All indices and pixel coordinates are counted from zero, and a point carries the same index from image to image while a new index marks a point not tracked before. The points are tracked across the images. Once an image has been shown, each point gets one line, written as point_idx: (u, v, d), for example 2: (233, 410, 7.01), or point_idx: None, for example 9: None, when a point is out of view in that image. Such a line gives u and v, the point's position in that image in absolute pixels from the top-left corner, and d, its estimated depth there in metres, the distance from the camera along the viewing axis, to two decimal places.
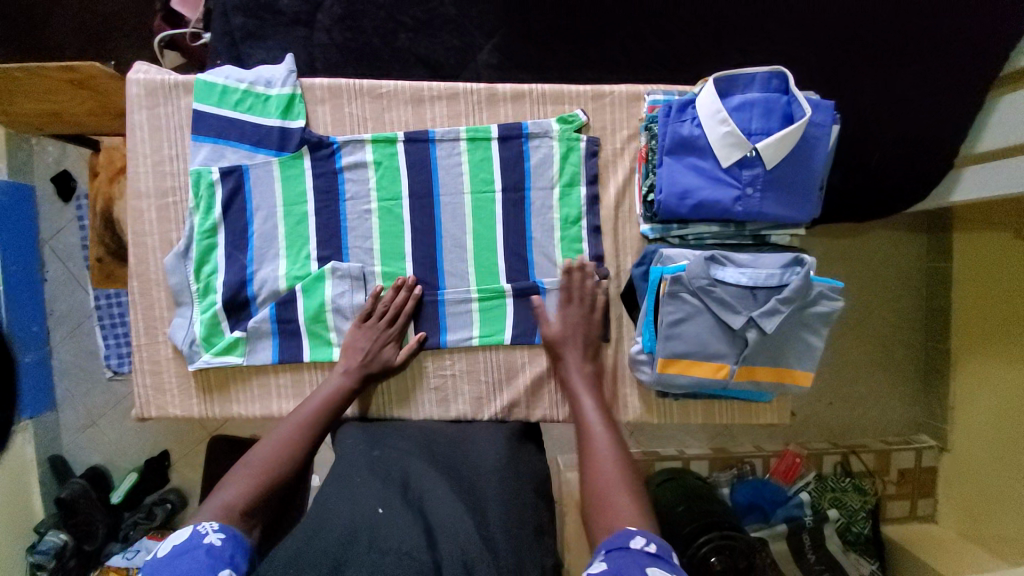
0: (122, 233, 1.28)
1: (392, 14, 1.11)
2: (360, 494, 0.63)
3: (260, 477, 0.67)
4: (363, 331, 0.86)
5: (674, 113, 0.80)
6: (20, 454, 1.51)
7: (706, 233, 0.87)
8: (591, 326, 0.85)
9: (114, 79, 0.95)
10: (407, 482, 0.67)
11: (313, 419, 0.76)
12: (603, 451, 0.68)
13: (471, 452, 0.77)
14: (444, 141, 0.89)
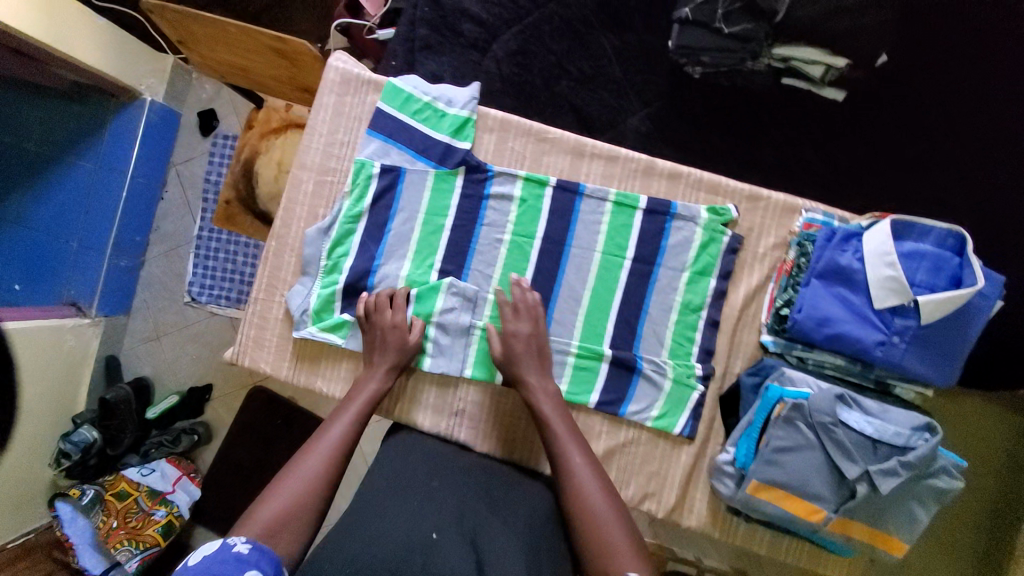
0: (255, 185, 1.37)
1: (560, 61, 1.23)
2: (420, 515, 0.73)
3: (301, 507, 0.73)
4: (381, 336, 0.88)
5: (836, 240, 0.79)
6: (83, 346, 1.64)
7: (828, 364, 0.84)
8: (533, 337, 0.86)
9: (313, 59, 0.99)
10: (466, 513, 0.75)
11: (346, 437, 0.81)
12: (587, 497, 0.74)
13: (521, 500, 0.80)
14: (591, 197, 0.91)
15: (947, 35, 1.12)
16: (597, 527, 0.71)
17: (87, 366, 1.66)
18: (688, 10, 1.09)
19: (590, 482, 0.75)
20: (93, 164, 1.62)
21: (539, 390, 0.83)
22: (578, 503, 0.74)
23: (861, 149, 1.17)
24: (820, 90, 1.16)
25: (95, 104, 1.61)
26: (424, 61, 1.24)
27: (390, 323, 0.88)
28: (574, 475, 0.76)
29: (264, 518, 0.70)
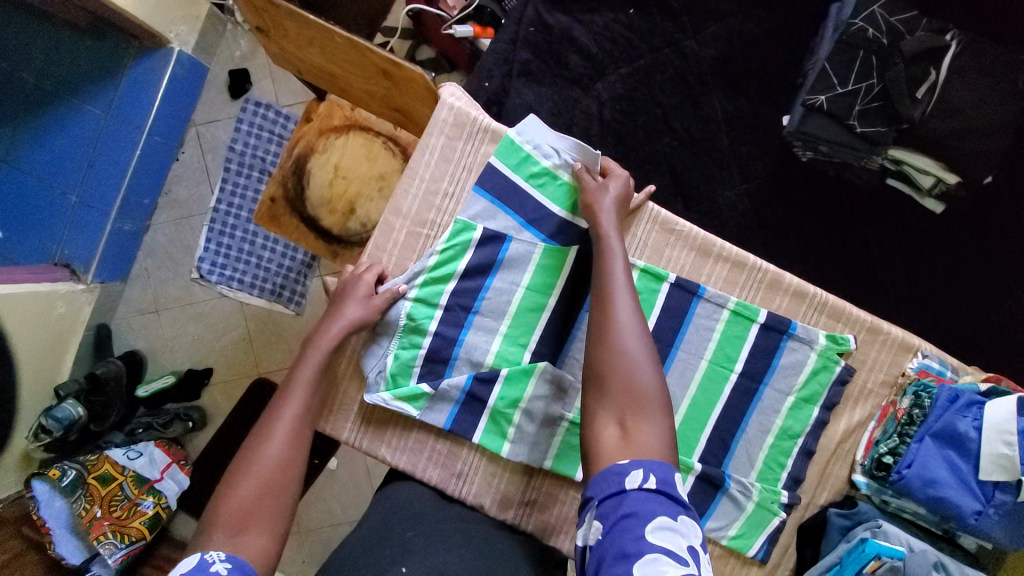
0: (307, 185, 1.25)
1: (666, 116, 1.15)
2: (396, 557, 0.69)
3: (265, 495, 0.70)
4: (346, 292, 0.83)
5: (957, 404, 0.77)
6: (75, 313, 1.49)
7: (907, 509, 0.83)
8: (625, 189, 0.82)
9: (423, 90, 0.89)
10: (433, 547, 0.72)
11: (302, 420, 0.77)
12: (624, 336, 0.68)
13: (503, 551, 0.79)
14: (709, 302, 0.85)
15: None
16: (629, 365, 0.66)
17: (77, 333, 1.51)
18: (825, 99, 1.02)
19: (628, 323, 0.69)
20: (102, 112, 1.43)
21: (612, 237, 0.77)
22: (613, 340, 0.68)
23: (959, 261, 1.11)
24: (921, 200, 1.11)
25: (111, 44, 1.41)
26: (521, 88, 1.13)
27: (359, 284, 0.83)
28: (614, 315, 0.70)
29: (224, 514, 0.67)
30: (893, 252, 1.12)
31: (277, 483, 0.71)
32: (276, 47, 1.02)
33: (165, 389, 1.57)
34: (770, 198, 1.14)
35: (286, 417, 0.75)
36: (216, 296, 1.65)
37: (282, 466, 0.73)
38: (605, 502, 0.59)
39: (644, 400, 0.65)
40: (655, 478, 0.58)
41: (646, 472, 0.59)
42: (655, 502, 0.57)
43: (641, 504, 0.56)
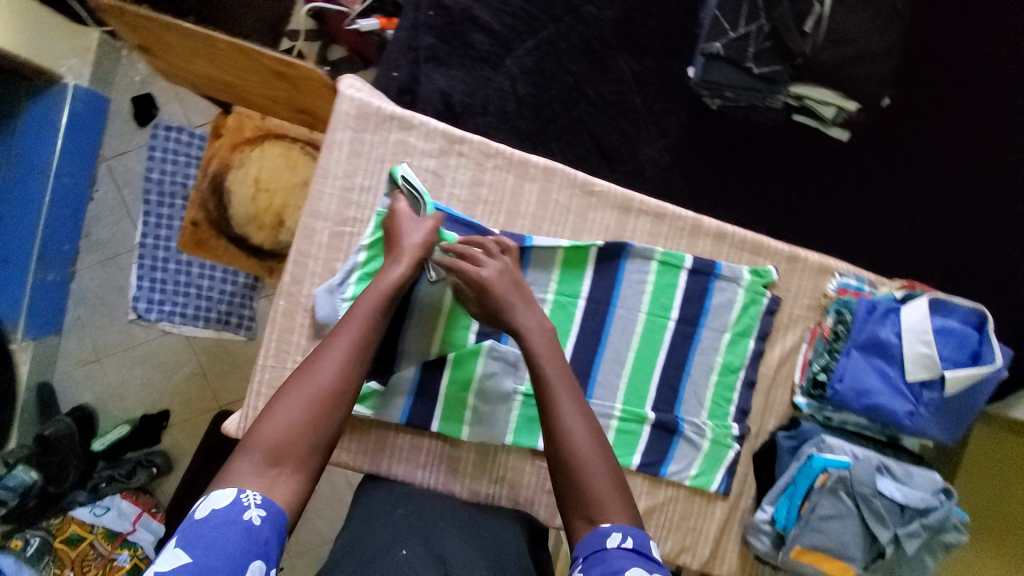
0: (227, 204, 1.20)
1: (579, 82, 1.16)
2: (392, 537, 0.70)
3: (306, 430, 0.63)
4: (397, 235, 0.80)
5: (876, 314, 0.81)
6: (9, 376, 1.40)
7: (850, 422, 0.88)
8: (512, 272, 0.79)
9: (322, 87, 0.86)
10: (432, 527, 0.73)
11: (357, 347, 0.70)
12: (570, 436, 0.67)
13: (495, 524, 0.80)
14: (637, 256, 0.87)
15: (949, 78, 1.15)
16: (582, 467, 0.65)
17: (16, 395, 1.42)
18: (721, 45, 1.05)
19: (575, 422, 0.67)
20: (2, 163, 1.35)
21: (529, 328, 0.75)
22: (565, 443, 0.66)
23: (871, 182, 1.17)
24: (827, 130, 1.17)
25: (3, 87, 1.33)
26: (431, 74, 1.12)
27: (409, 223, 0.80)
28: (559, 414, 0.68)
29: (264, 441, 0.61)
30: (810, 184, 1.18)
31: (318, 420, 0.65)
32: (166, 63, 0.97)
33: (122, 440, 1.50)
34: (693, 149, 1.17)
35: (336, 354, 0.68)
36: (160, 334, 1.57)
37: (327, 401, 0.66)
38: (588, 558, 0.59)
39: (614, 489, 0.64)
40: (633, 539, 0.59)
41: (625, 533, 0.60)
42: (635, 560, 0.57)
43: (620, 559, 0.57)
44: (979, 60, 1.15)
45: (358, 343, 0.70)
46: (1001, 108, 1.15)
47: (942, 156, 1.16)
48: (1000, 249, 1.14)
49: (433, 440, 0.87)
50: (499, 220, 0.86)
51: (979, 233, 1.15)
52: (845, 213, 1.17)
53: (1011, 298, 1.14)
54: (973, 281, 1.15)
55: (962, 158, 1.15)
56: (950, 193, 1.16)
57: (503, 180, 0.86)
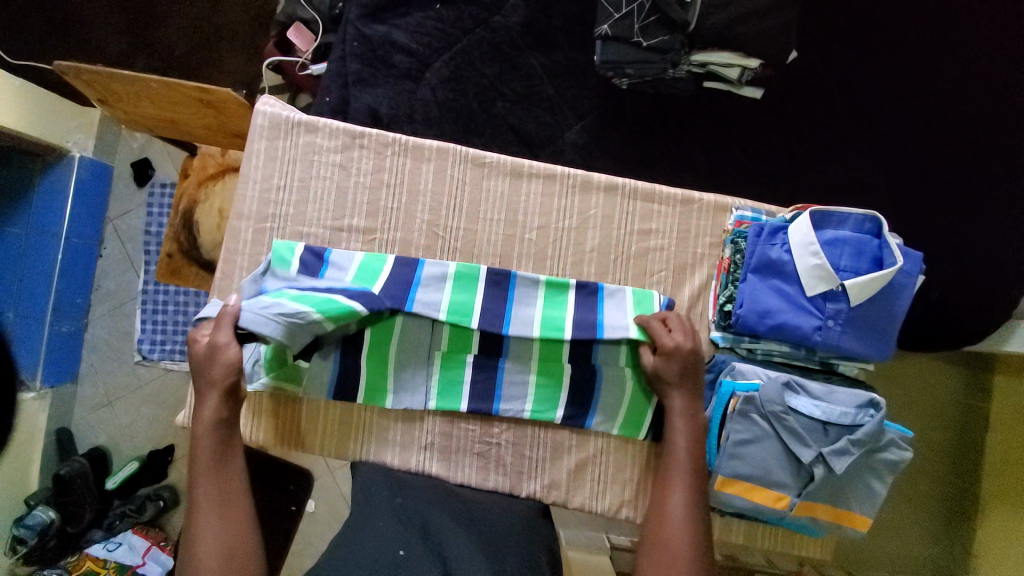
0: (197, 235, 1.33)
1: (493, 83, 1.23)
2: (387, 534, 0.75)
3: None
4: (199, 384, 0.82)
5: (764, 236, 0.83)
6: (30, 423, 1.47)
7: (775, 352, 0.87)
8: (691, 356, 0.82)
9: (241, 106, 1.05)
10: (427, 518, 0.80)
11: (225, 501, 0.77)
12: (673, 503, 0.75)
13: (487, 508, 0.86)
14: (536, 217, 0.94)
15: (857, 21, 1.15)
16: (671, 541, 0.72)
17: (36, 442, 1.49)
18: (608, 26, 1.09)
19: (680, 496, 0.75)
20: (19, 229, 1.43)
21: (679, 407, 0.81)
22: (660, 514, 0.75)
23: (799, 131, 1.16)
24: (739, 90, 1.17)
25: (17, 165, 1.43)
26: (359, 94, 1.20)
27: (205, 359, 0.82)
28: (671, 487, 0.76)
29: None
30: (742, 142, 1.18)
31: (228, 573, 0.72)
32: (122, 112, 1.23)
33: (133, 475, 1.50)
34: (622, 128, 1.21)
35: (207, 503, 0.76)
36: (163, 373, 1.60)
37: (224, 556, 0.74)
38: None
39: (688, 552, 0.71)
40: None
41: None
42: None
43: None
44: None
45: (224, 498, 0.78)
46: (919, 41, 1.12)
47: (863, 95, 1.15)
48: (952, 171, 1.08)
49: (369, 417, 0.93)
50: (394, 251, 0.94)
51: (926, 159, 1.10)
52: (779, 168, 1.16)
53: (977, 221, 1.06)
54: (928, 210, 1.09)
55: (888, 93, 1.13)
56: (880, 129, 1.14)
57: (402, 164, 0.95)
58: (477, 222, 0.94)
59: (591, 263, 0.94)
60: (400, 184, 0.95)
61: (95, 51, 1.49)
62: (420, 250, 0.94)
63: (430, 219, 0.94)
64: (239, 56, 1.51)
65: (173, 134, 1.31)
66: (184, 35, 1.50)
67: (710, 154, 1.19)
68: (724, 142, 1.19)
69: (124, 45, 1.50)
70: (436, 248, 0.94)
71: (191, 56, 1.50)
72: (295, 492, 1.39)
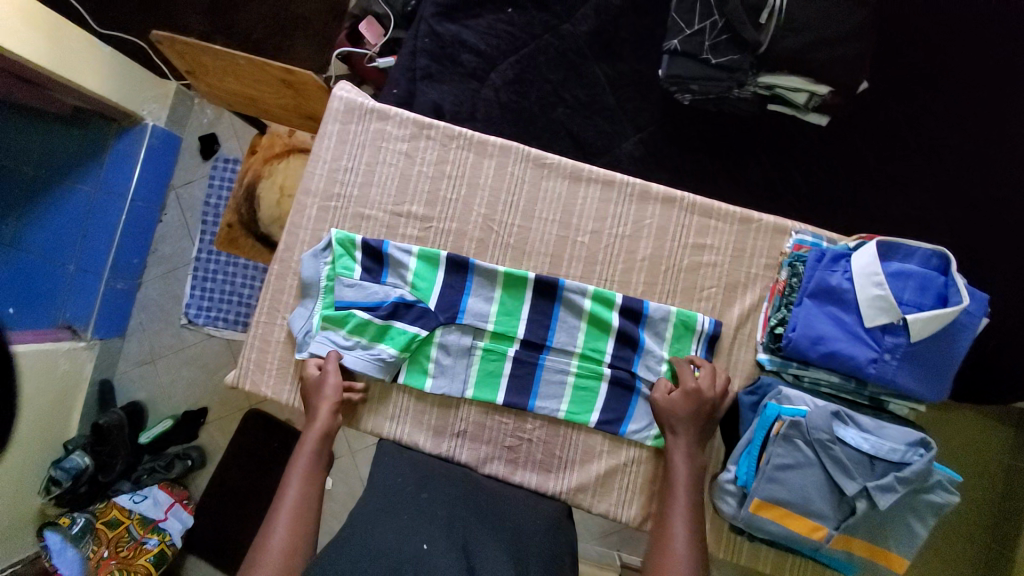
0: (256, 208, 1.39)
1: (555, 89, 1.23)
2: (410, 525, 0.76)
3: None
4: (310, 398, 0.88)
5: (825, 261, 0.83)
6: (77, 370, 1.52)
7: (822, 381, 0.85)
8: (705, 402, 0.84)
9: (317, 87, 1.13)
10: (454, 517, 0.79)
11: (302, 507, 0.79)
12: (677, 540, 0.76)
13: (515, 507, 0.86)
14: (591, 221, 0.95)
15: (939, 55, 1.10)
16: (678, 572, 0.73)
17: (82, 390, 1.54)
18: (678, 42, 1.09)
19: (681, 534, 0.76)
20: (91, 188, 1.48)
21: (676, 446, 0.84)
22: (662, 546, 0.76)
23: (866, 163, 1.12)
24: (804, 116, 1.14)
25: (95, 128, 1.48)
26: (425, 89, 1.24)
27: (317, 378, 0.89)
28: (674, 525, 0.78)
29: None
30: (800, 169, 1.16)
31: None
32: (205, 85, 1.33)
33: (165, 434, 1.54)
34: (680, 143, 1.20)
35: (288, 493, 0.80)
36: (205, 338, 1.65)
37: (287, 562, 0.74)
38: None
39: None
40: None
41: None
42: None
43: None
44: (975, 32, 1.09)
45: (303, 506, 0.79)
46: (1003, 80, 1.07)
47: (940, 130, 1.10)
48: None
49: (404, 398, 0.95)
50: (448, 242, 0.97)
51: (1001, 204, 1.05)
52: (840, 196, 1.13)
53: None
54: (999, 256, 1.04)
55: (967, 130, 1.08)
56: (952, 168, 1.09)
57: (464, 157, 0.98)
58: (532, 220, 0.96)
59: (640, 272, 0.94)
60: (461, 177, 0.97)
61: (183, 30, 1.59)
62: (472, 242, 0.97)
63: (487, 212, 0.97)
64: (313, 44, 1.58)
65: (248, 110, 1.38)
66: (264, 23, 1.59)
67: (767, 178, 1.17)
68: (785, 166, 1.17)
69: (208, 27, 1.59)
70: (489, 242, 0.96)
71: (269, 42, 1.58)
72: None
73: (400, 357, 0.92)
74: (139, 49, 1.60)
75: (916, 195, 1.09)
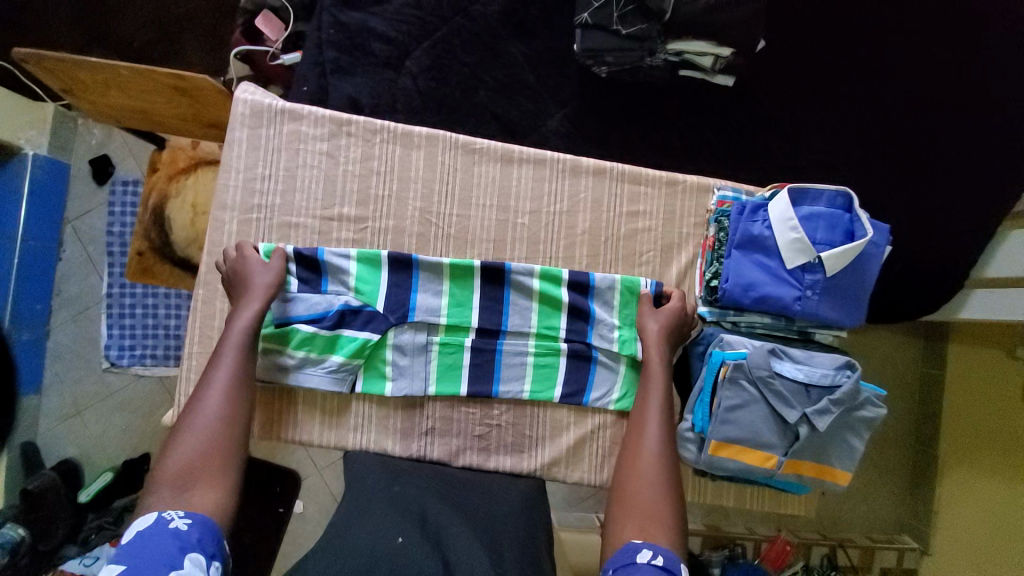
0: (170, 231, 1.28)
1: (474, 72, 1.21)
2: (384, 523, 0.76)
3: (209, 454, 0.76)
4: (245, 283, 0.86)
5: (746, 213, 0.88)
6: None
7: (757, 324, 0.92)
8: (684, 316, 0.92)
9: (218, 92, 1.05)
10: (425, 501, 0.81)
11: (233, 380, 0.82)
12: (644, 469, 0.82)
13: (489, 491, 0.88)
14: (527, 202, 0.96)
15: (823, 10, 1.19)
16: (646, 495, 0.79)
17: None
18: (588, 14, 1.10)
19: (649, 467, 0.82)
20: None
21: (655, 356, 0.89)
22: (631, 473, 0.82)
23: (774, 116, 1.20)
24: (712, 78, 1.19)
25: None
26: (339, 84, 1.18)
27: (255, 266, 0.87)
28: (643, 455, 0.83)
29: (164, 479, 0.72)
30: (716, 127, 1.22)
31: (222, 444, 0.77)
32: (88, 102, 1.20)
33: (108, 487, 1.41)
34: (604, 115, 1.22)
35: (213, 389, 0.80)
36: (134, 379, 1.51)
37: (224, 426, 0.79)
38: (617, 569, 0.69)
39: (656, 510, 0.77)
40: (662, 556, 0.70)
41: (655, 552, 0.70)
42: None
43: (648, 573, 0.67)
44: None
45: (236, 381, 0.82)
46: (878, 28, 1.17)
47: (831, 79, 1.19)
48: (909, 152, 1.15)
49: (365, 406, 0.93)
50: (387, 241, 0.94)
51: (889, 142, 1.16)
52: (753, 150, 1.21)
53: (932, 198, 1.14)
54: (892, 188, 1.15)
55: (853, 77, 1.18)
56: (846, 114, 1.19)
57: (391, 152, 0.94)
58: (469, 208, 0.95)
59: (582, 245, 0.96)
60: (390, 172, 0.94)
61: (48, 42, 1.41)
62: (412, 238, 0.94)
63: (422, 206, 0.94)
64: (205, 45, 1.45)
65: (143, 125, 1.25)
66: (145, 26, 1.43)
67: (688, 140, 1.22)
68: (702, 126, 1.22)
69: (78, 37, 1.41)
70: (429, 235, 0.95)
71: (153, 47, 1.43)
72: (281, 493, 1.34)
73: (356, 365, 0.89)
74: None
75: (818, 141, 1.19)
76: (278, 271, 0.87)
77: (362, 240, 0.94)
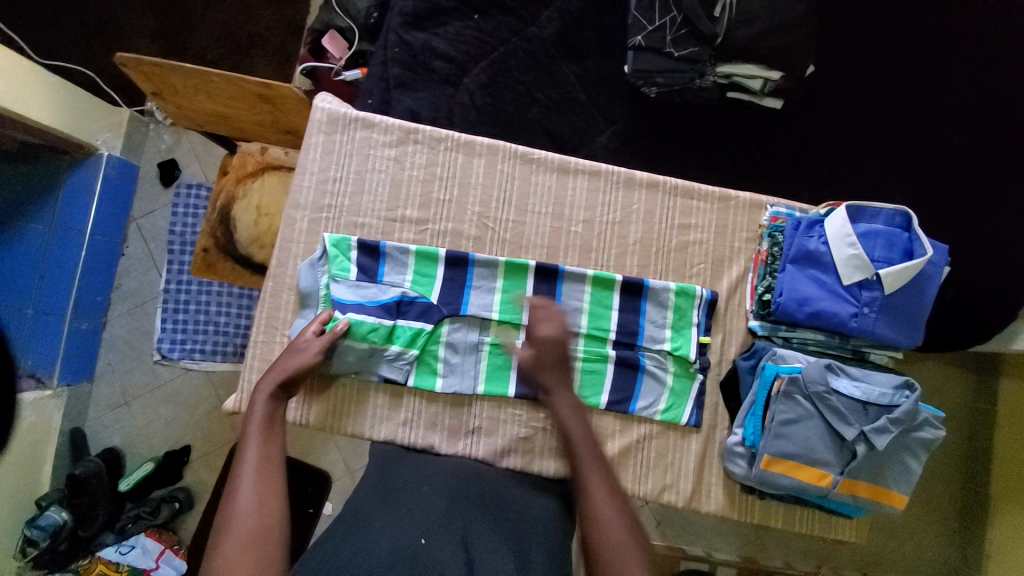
0: (233, 232, 1.35)
1: (529, 90, 1.27)
2: (408, 522, 0.73)
3: (247, 550, 0.66)
4: (280, 361, 0.87)
5: (802, 229, 0.89)
6: (45, 422, 1.42)
7: (810, 340, 0.92)
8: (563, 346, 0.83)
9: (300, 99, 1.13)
10: (455, 516, 0.75)
11: (266, 463, 0.75)
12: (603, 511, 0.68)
13: (523, 499, 0.86)
14: (580, 210, 0.99)
15: (874, 39, 1.21)
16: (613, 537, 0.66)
17: (49, 441, 1.44)
18: (642, 37, 1.13)
19: (608, 507, 0.69)
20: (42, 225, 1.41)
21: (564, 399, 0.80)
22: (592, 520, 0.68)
23: (821, 140, 1.22)
24: (760, 101, 1.22)
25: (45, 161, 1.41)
26: (400, 98, 1.24)
27: (304, 339, 0.88)
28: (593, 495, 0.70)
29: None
30: (763, 148, 1.23)
31: (262, 532, 0.68)
32: (172, 106, 1.30)
33: (147, 477, 1.46)
34: (652, 133, 1.25)
35: (244, 474, 0.73)
36: (182, 372, 1.57)
37: (260, 511, 0.70)
38: None
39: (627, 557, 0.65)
40: None
41: None
42: None
43: None
44: (902, 16, 1.20)
45: (270, 462, 0.75)
46: (931, 57, 1.19)
47: (882, 105, 1.20)
48: (962, 179, 1.15)
49: (411, 401, 0.96)
50: (445, 242, 0.98)
51: (942, 168, 1.16)
52: (801, 173, 1.22)
53: (987, 226, 1.13)
54: (945, 214, 1.15)
55: (905, 104, 1.19)
56: (899, 138, 1.19)
57: (453, 159, 0.99)
58: (525, 215, 0.99)
59: (633, 255, 0.98)
60: (451, 178, 0.99)
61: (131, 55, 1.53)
62: (470, 240, 0.98)
63: (481, 211, 0.99)
64: (275, 62, 1.56)
65: (229, 130, 1.37)
66: (223, 41, 1.56)
67: (735, 161, 1.24)
68: (749, 148, 1.24)
69: (160, 52, 1.54)
70: (486, 239, 0.98)
71: (229, 63, 1.55)
72: (313, 493, 1.36)
73: (412, 355, 0.93)
74: (88, 78, 1.53)
75: (869, 165, 1.19)
76: (321, 343, 0.87)
77: (420, 238, 0.98)
